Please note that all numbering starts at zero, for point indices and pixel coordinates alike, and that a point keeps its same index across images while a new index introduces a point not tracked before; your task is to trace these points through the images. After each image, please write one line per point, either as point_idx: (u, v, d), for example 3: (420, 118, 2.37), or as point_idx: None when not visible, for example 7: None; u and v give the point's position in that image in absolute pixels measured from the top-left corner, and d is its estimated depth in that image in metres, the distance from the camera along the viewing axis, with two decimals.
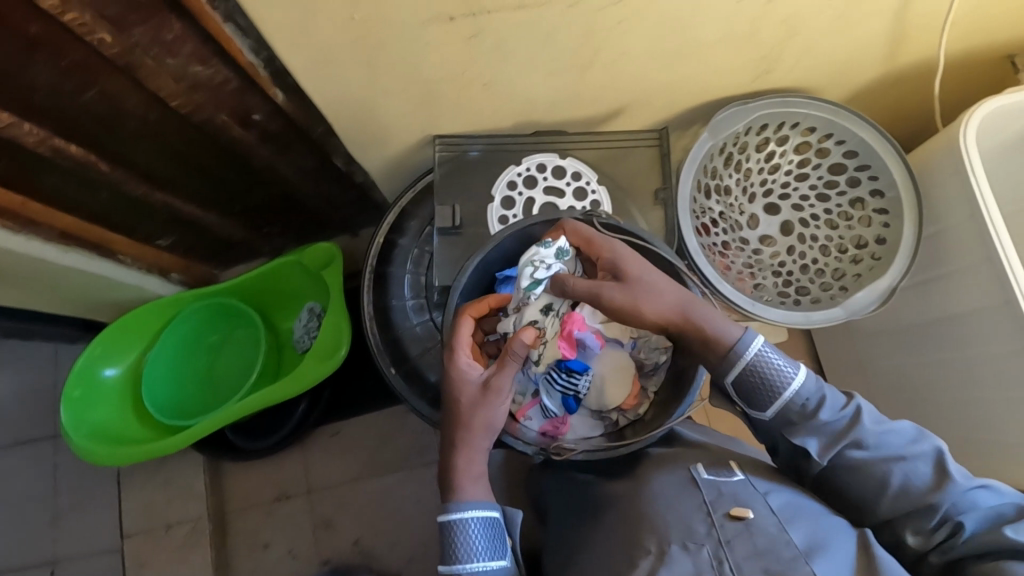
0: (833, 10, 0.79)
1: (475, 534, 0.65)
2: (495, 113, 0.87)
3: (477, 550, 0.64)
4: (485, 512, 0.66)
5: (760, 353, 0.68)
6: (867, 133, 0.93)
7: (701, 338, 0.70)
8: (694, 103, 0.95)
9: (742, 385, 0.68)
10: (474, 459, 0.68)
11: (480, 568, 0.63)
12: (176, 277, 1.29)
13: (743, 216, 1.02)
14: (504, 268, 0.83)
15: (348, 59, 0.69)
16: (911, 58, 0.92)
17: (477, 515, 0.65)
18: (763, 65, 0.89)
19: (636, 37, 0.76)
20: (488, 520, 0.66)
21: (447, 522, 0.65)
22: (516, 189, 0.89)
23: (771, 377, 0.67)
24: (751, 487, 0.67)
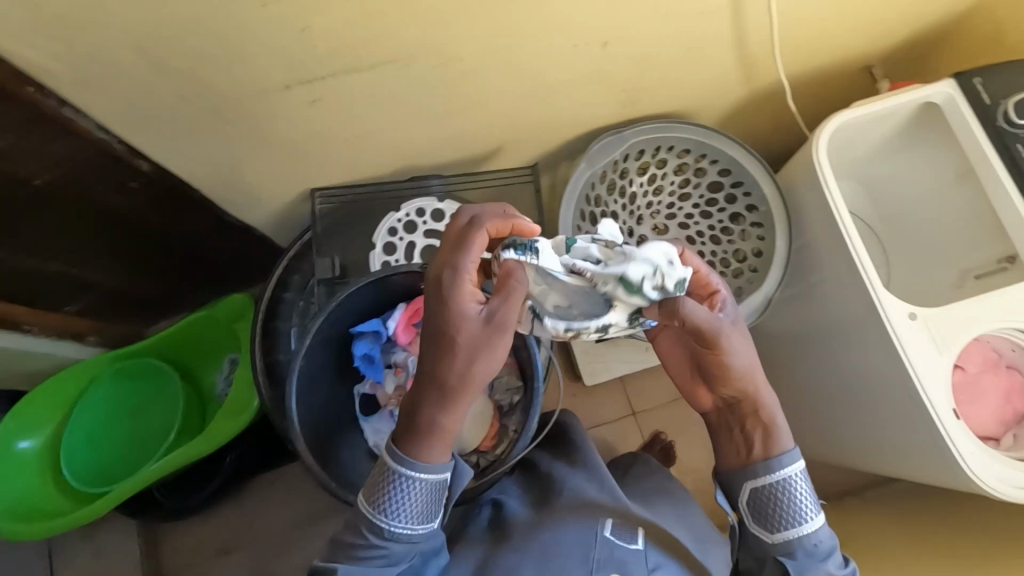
0: (676, 46, 0.82)
1: (414, 494, 0.60)
2: (369, 163, 0.88)
3: (402, 508, 0.60)
4: (433, 478, 0.60)
5: (788, 486, 0.62)
6: (736, 151, 0.99)
7: (753, 413, 0.63)
8: (570, 136, 0.98)
9: (755, 494, 0.63)
10: (455, 418, 0.58)
11: (393, 523, 0.60)
12: (92, 339, 1.27)
13: (633, 239, 1.03)
14: (355, 326, 0.81)
15: (200, 130, 0.70)
16: (769, 78, 0.97)
17: (425, 480, 0.60)
18: (628, 97, 0.92)
19: (489, 85, 0.79)
20: (432, 487, 0.61)
21: (396, 468, 0.59)
22: (396, 235, 0.91)
23: (780, 514, 0.62)
24: (642, 560, 0.75)
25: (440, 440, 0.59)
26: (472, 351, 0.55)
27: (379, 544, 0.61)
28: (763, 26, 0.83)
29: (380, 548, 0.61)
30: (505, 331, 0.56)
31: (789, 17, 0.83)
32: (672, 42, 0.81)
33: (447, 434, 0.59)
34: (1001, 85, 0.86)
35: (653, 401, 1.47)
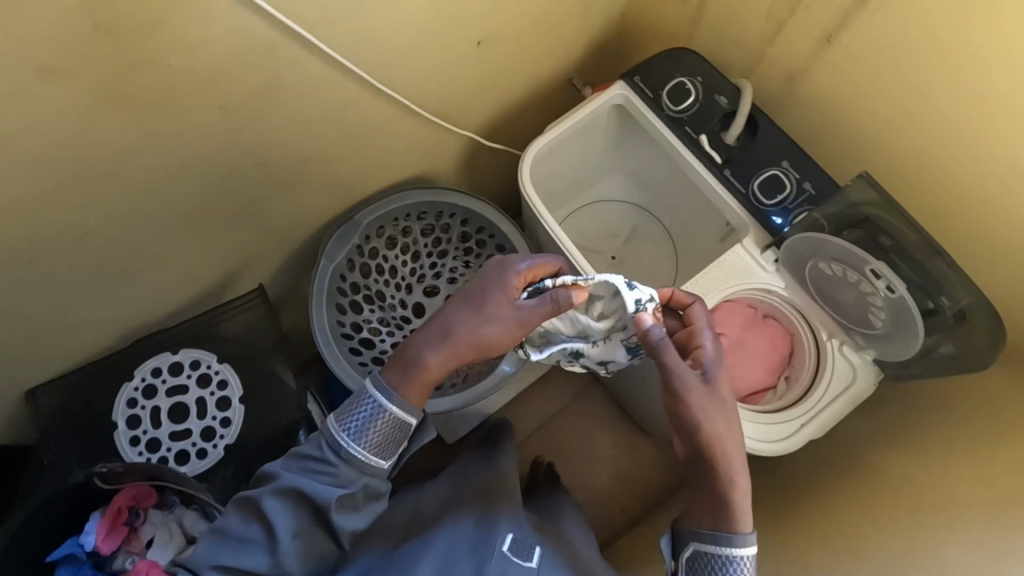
0: (350, 132, 0.82)
1: (377, 423, 0.66)
2: (81, 345, 0.82)
3: (359, 429, 0.65)
4: (402, 415, 0.66)
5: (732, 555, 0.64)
6: (463, 200, 1.02)
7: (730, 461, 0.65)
8: (303, 237, 0.96)
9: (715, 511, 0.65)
10: (435, 368, 0.68)
11: (348, 441, 0.65)
12: None
13: (406, 310, 1.04)
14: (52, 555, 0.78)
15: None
16: (470, 122, 1.00)
17: (393, 411, 0.66)
18: (338, 188, 0.93)
19: (165, 236, 0.76)
20: (394, 422, 0.66)
21: (370, 385, 0.66)
22: (139, 405, 0.85)
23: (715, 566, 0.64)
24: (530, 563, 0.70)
25: (421, 384, 0.67)
26: (486, 324, 0.68)
27: (332, 463, 0.65)
28: (425, 92, 0.86)
29: (329, 467, 0.65)
30: (525, 328, 0.69)
31: (445, 76, 0.86)
32: (339, 135, 0.81)
33: (429, 384, 0.68)
34: (654, 77, 0.91)
35: None
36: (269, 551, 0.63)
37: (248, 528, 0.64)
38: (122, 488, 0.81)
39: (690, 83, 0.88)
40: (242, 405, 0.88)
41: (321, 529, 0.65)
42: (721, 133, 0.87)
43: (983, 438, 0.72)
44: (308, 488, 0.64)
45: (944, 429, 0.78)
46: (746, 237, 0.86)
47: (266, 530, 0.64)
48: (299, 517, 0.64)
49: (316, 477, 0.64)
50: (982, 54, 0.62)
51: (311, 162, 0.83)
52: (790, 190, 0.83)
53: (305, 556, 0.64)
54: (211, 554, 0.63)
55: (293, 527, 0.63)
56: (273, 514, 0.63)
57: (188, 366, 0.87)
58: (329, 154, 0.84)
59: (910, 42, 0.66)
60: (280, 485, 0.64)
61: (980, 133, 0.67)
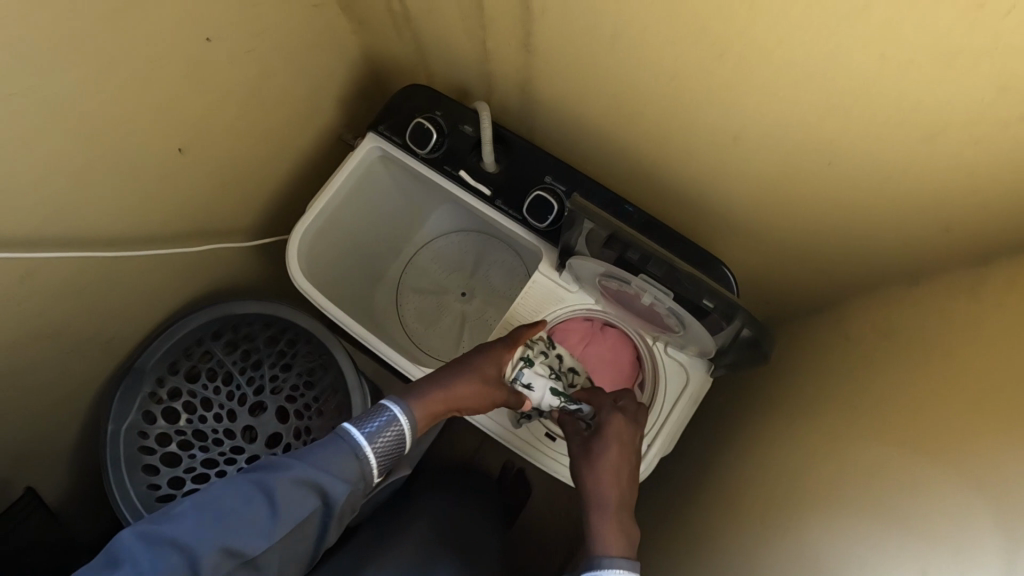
0: (67, 290, 0.71)
1: (390, 438, 0.57)
2: None
3: (357, 449, 0.55)
4: (409, 432, 0.59)
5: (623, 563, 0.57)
6: (255, 307, 0.93)
7: (609, 518, 0.63)
8: (82, 411, 0.84)
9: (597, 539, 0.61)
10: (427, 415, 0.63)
11: (354, 453, 0.55)
12: None
13: (232, 440, 0.92)
14: None
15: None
16: (232, 226, 0.90)
17: (406, 423, 0.59)
18: (97, 347, 0.81)
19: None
20: (402, 446, 0.59)
21: (388, 402, 0.60)
22: None
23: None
24: None
25: (427, 414, 0.63)
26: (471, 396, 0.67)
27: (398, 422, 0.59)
28: (142, 227, 0.76)
29: (332, 477, 0.53)
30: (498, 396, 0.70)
31: (157, 201, 0.76)
32: (53, 316, 0.71)
33: (432, 413, 0.64)
34: (393, 124, 0.82)
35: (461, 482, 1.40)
36: (267, 531, 0.49)
37: (255, 502, 0.49)
38: None
39: (429, 121, 0.80)
40: None
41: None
42: (479, 164, 0.80)
43: (813, 407, 0.67)
44: (321, 479, 0.52)
45: (785, 402, 0.74)
46: (541, 262, 0.80)
47: (270, 505, 0.49)
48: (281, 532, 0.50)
49: (332, 464, 0.53)
50: (651, 44, 0.54)
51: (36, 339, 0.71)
52: (563, 205, 0.77)
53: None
54: (213, 518, 0.47)
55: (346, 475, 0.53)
56: (285, 497, 0.50)
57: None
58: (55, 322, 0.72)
59: (589, 44, 0.59)
60: (264, 486, 0.50)
61: (692, 114, 0.60)
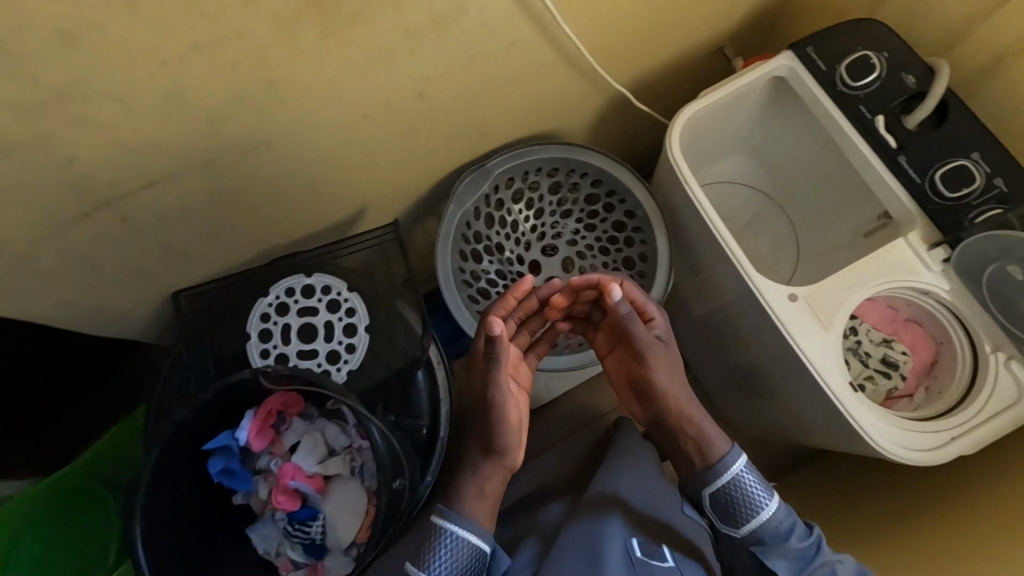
0: (499, 73, 0.82)
1: (457, 548, 0.74)
2: (227, 252, 0.87)
3: (438, 563, 0.73)
4: (478, 541, 0.75)
5: (742, 475, 0.81)
6: (597, 161, 0.97)
7: (698, 423, 0.86)
8: (431, 182, 0.97)
9: (719, 504, 0.82)
10: (494, 480, 0.81)
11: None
12: None
13: (521, 266, 1.03)
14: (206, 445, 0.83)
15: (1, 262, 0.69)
16: (611, 84, 0.98)
17: (473, 538, 0.75)
18: (475, 134, 0.93)
19: (306, 162, 0.79)
20: (472, 548, 0.75)
21: (445, 522, 0.75)
22: (271, 320, 0.88)
23: (749, 503, 0.79)
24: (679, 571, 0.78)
25: (480, 497, 0.79)
26: (484, 504, 0.79)
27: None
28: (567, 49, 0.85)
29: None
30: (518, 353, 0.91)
31: (592, 32, 0.84)
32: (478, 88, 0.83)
33: (486, 494, 0.80)
34: (829, 48, 0.86)
35: None
36: None
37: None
38: (275, 392, 0.85)
39: (876, 58, 0.84)
40: (369, 333, 0.89)
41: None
42: (901, 118, 0.83)
43: None
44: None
45: None
46: (913, 232, 0.82)
47: None
48: (659, 555, 0.80)
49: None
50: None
51: (457, 101, 0.83)
52: (977, 186, 0.79)
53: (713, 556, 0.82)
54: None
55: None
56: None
57: (286, 295, 0.88)
58: (473, 95, 0.84)
59: None
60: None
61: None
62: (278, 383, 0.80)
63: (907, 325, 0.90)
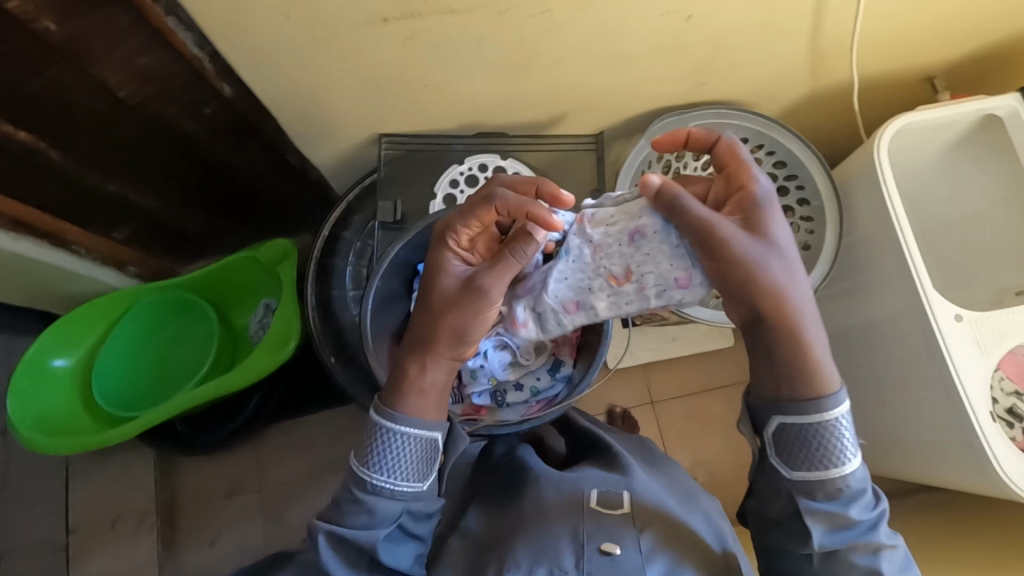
0: (752, 27, 0.85)
1: (407, 450, 0.66)
2: (441, 114, 0.90)
3: (400, 456, 0.65)
4: (426, 435, 0.67)
5: (832, 421, 0.62)
6: (793, 143, 0.99)
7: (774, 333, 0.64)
8: (632, 112, 1.00)
9: (788, 441, 0.64)
10: (438, 369, 0.69)
11: (394, 479, 0.65)
12: (82, 250, 1.12)
13: None
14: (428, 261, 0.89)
15: (282, 48, 0.72)
16: (830, 77, 1.00)
17: (411, 434, 0.66)
18: (694, 81, 0.95)
19: (553, 52, 0.82)
20: (425, 445, 0.67)
21: (389, 417, 0.66)
22: (458, 188, 0.94)
23: (830, 450, 0.63)
24: (630, 525, 0.73)
25: (418, 395, 0.68)
26: (431, 402, 0.68)
27: (365, 505, 0.64)
28: (817, 27, 0.87)
29: (398, 474, 0.65)
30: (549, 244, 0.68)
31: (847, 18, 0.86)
32: (724, 37, 0.86)
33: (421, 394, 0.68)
34: None
35: (671, 390, 1.47)
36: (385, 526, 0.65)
37: (394, 500, 0.65)
38: None
39: None
40: None
41: (371, 561, 0.65)
42: None
43: None
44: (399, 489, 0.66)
45: None
46: None
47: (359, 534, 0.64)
48: (616, 508, 0.76)
49: (401, 491, 0.66)
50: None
51: (701, 43, 0.86)
52: None
53: (762, 477, 0.70)
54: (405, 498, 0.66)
55: (604, 535, 0.71)
56: (376, 518, 0.64)
57: (479, 170, 0.94)
58: (718, 42, 0.87)
59: None
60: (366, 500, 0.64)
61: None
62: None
63: None
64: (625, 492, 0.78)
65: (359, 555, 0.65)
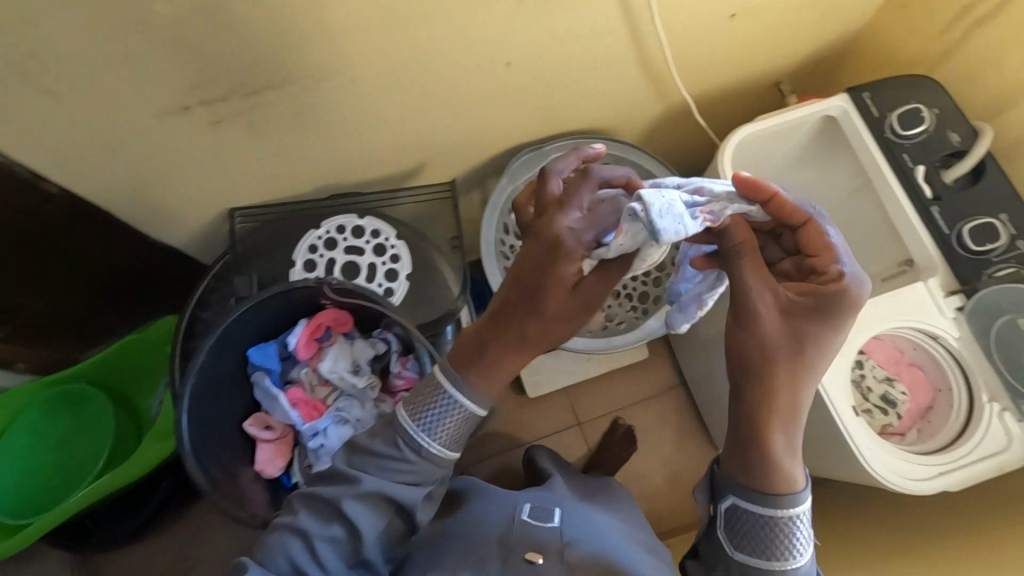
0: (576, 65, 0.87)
1: (445, 421, 0.57)
2: (288, 183, 0.90)
3: (423, 420, 0.57)
4: (470, 411, 0.57)
5: (791, 516, 0.55)
6: (648, 163, 1.04)
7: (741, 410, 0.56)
8: (490, 153, 1.01)
9: (740, 518, 0.57)
10: (514, 355, 0.56)
11: (420, 439, 0.57)
12: None
13: None
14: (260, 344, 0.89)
15: (88, 147, 0.72)
16: (677, 97, 1.03)
17: (464, 409, 0.57)
18: (541, 118, 0.97)
19: (381, 113, 0.82)
20: (463, 419, 0.57)
21: (447, 385, 0.57)
22: (317, 253, 0.92)
23: (778, 539, 0.55)
24: (556, 534, 0.74)
25: (509, 365, 0.56)
26: (496, 383, 0.57)
27: (410, 461, 0.58)
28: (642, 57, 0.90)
29: (407, 460, 0.58)
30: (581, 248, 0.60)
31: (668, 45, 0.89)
32: (551, 78, 0.87)
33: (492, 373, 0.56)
34: (889, 97, 0.90)
35: (599, 409, 1.48)
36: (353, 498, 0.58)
37: (383, 473, 0.58)
38: (327, 307, 0.90)
39: (926, 112, 0.87)
40: (406, 283, 0.92)
41: (394, 516, 0.60)
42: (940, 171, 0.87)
43: None
44: (382, 472, 0.58)
45: None
46: (933, 278, 0.85)
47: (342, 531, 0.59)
48: (546, 520, 0.77)
49: (388, 471, 0.58)
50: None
51: (531, 85, 0.88)
52: (1003, 244, 0.81)
53: (703, 540, 0.62)
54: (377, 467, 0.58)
55: (529, 545, 0.72)
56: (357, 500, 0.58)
57: (337, 232, 0.92)
58: (548, 82, 0.89)
59: None
60: (366, 486, 0.58)
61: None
62: (336, 298, 0.84)
63: (909, 368, 0.92)
64: (556, 510, 0.81)
65: (390, 508, 0.59)
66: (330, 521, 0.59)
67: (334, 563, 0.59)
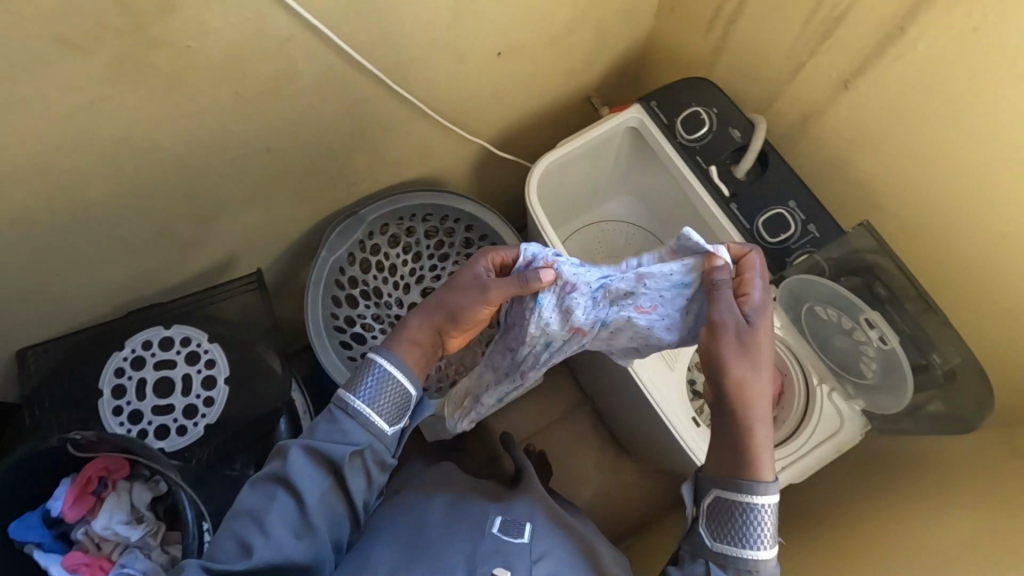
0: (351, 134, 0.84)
1: (385, 384, 0.64)
2: (77, 310, 0.84)
3: (365, 381, 0.64)
4: (403, 379, 0.65)
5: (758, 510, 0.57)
6: (471, 207, 1.01)
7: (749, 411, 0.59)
8: (304, 230, 0.97)
9: (717, 511, 0.58)
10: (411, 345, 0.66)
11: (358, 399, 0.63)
12: None
13: (400, 310, 1.02)
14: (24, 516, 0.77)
15: None
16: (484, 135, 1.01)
17: (398, 376, 0.64)
18: (343, 186, 0.93)
19: (146, 224, 0.78)
20: (399, 390, 0.65)
21: (377, 354, 0.65)
22: (125, 375, 0.85)
23: (741, 532, 0.56)
24: (528, 551, 0.66)
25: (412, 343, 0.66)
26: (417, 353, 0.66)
27: (336, 419, 0.63)
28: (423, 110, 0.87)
29: (344, 428, 0.63)
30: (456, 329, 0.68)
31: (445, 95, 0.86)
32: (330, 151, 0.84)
33: (420, 344, 0.66)
34: (671, 104, 0.91)
35: None
36: (305, 481, 0.61)
37: (326, 428, 0.63)
38: (95, 455, 0.79)
39: (704, 113, 0.89)
40: (227, 386, 0.87)
41: (335, 477, 0.63)
42: (731, 168, 0.88)
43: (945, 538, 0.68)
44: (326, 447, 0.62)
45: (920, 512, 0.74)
46: None
47: (291, 493, 0.61)
48: (516, 533, 0.68)
49: (329, 436, 0.62)
50: (988, 96, 0.62)
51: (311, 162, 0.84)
52: (795, 230, 0.82)
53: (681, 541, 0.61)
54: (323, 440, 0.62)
55: (500, 560, 0.64)
56: (298, 465, 0.61)
57: (143, 349, 0.86)
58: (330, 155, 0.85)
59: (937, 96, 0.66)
60: (296, 445, 0.62)
61: (988, 193, 0.67)
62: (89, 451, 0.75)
63: None
64: (527, 522, 0.71)
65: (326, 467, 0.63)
66: (271, 492, 0.61)
67: (279, 530, 0.60)
